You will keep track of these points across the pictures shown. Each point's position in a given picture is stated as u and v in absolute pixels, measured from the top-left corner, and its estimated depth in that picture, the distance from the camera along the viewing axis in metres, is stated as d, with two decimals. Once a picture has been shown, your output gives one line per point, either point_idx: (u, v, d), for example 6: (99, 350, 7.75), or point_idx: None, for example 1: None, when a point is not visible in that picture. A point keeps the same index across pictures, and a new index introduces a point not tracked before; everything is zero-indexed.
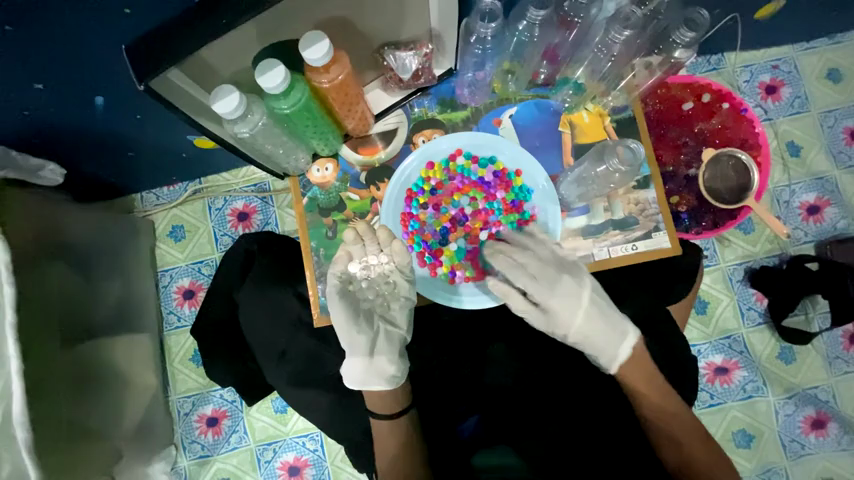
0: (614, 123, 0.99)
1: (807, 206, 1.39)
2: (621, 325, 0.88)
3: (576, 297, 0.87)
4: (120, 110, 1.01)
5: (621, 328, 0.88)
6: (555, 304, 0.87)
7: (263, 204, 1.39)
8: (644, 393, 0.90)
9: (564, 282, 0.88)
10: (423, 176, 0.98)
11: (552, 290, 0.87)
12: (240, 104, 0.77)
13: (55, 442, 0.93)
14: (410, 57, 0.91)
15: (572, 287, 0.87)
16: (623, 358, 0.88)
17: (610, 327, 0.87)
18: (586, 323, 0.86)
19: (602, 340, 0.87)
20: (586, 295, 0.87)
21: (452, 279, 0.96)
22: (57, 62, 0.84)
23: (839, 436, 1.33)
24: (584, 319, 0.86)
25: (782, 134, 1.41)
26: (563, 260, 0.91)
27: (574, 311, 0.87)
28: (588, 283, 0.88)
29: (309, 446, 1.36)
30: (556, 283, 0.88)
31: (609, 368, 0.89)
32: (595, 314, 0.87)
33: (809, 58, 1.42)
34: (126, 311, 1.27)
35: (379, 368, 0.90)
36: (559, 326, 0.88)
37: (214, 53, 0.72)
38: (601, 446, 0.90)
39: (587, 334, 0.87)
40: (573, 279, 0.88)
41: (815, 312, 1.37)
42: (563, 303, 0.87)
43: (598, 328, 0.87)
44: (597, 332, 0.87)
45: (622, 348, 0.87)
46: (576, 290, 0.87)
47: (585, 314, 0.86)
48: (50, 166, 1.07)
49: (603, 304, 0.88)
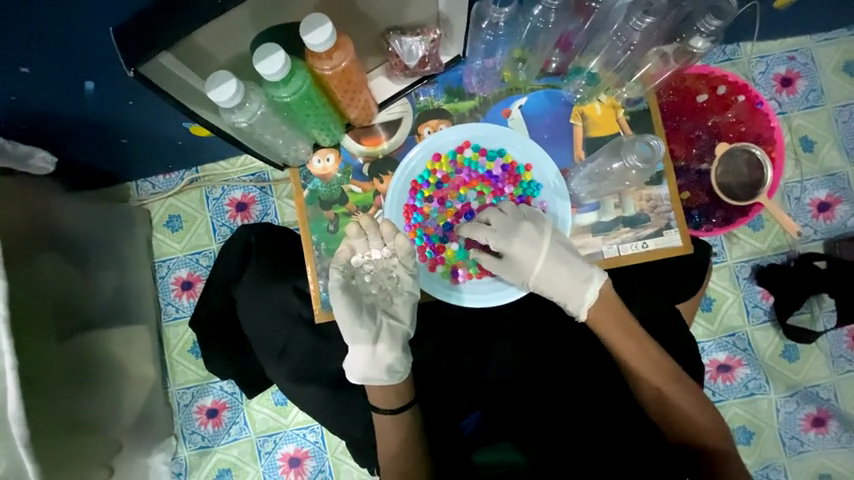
0: (627, 116, 0.96)
1: (817, 203, 1.36)
2: (585, 269, 0.87)
3: (536, 244, 0.88)
4: (113, 94, 0.97)
5: (587, 273, 0.87)
6: (514, 252, 0.89)
7: (263, 194, 1.36)
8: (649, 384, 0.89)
9: (526, 229, 0.88)
10: (428, 168, 0.95)
11: (511, 238, 0.88)
12: (238, 91, 0.73)
13: (51, 438, 0.88)
14: (417, 43, 0.88)
15: (532, 234, 0.88)
16: (590, 303, 0.87)
17: (574, 272, 0.87)
18: (546, 270, 0.88)
19: (565, 286, 0.88)
20: (546, 242, 0.88)
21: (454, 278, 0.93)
22: (45, 43, 0.80)
23: (838, 434, 1.31)
24: (543, 265, 0.87)
25: (796, 128, 1.37)
26: (526, 209, 0.91)
27: (533, 258, 0.88)
28: (548, 231, 0.89)
29: (310, 438, 1.34)
30: (516, 231, 0.89)
31: (579, 314, 0.89)
32: (555, 261, 0.87)
33: (825, 49, 1.38)
34: (122, 302, 1.23)
35: (381, 360, 0.88)
36: (523, 275, 0.89)
37: (209, 37, 0.69)
38: (610, 441, 0.87)
39: (549, 280, 0.88)
40: (533, 226, 0.89)
41: (821, 311, 1.34)
42: (520, 249, 0.88)
43: (560, 274, 0.87)
44: (559, 278, 0.88)
45: (587, 293, 0.87)
46: (537, 238, 0.88)
47: (545, 260, 0.87)
48: (40, 154, 1.05)
49: (565, 251, 0.88)
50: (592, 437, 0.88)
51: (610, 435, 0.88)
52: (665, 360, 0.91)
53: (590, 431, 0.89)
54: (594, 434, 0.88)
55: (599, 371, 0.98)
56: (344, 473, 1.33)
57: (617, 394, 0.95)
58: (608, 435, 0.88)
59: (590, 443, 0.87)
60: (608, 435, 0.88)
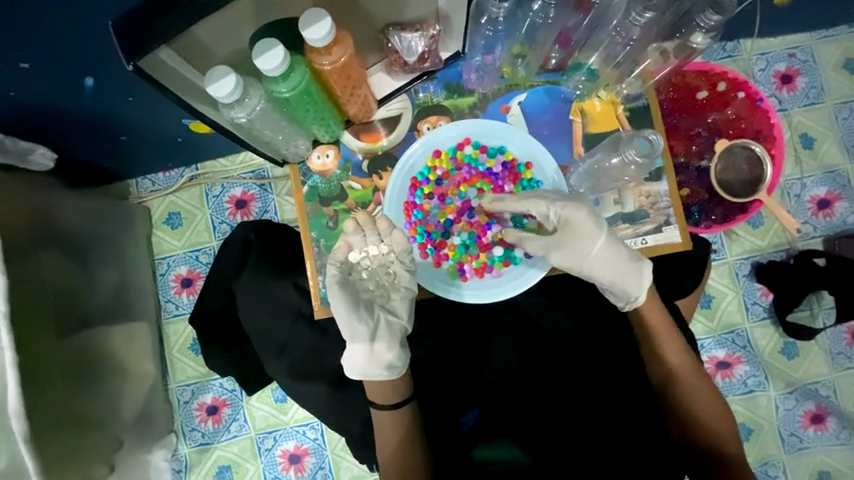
0: (627, 113, 0.96)
1: (817, 200, 1.36)
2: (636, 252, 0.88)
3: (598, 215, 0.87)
4: (112, 90, 0.97)
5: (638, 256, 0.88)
6: (575, 225, 0.86)
7: (263, 191, 1.36)
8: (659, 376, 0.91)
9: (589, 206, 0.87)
10: (428, 165, 0.95)
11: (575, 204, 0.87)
12: (237, 86, 0.73)
13: (52, 434, 0.88)
14: (416, 39, 0.87)
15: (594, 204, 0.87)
16: (647, 286, 0.87)
17: (631, 253, 0.87)
18: (611, 247, 0.86)
19: (627, 259, 0.86)
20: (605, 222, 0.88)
21: (461, 275, 0.93)
22: (43, 38, 0.79)
23: (837, 431, 1.31)
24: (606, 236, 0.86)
25: (796, 125, 1.37)
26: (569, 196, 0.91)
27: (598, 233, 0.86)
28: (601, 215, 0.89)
29: (310, 435, 1.34)
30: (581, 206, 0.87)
31: (636, 294, 0.88)
32: (616, 239, 0.87)
33: (826, 46, 1.38)
34: (122, 299, 1.23)
35: (379, 356, 0.88)
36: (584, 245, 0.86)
37: (207, 31, 0.69)
38: (611, 443, 0.88)
39: (612, 257, 0.86)
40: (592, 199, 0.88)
41: (820, 308, 1.34)
42: (585, 219, 0.86)
43: (622, 251, 0.86)
44: (622, 255, 0.86)
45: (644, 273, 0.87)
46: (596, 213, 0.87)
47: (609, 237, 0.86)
48: (40, 150, 1.05)
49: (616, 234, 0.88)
50: (596, 433, 0.90)
51: (612, 431, 0.89)
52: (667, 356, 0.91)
53: (594, 427, 0.90)
54: (599, 430, 0.90)
55: (603, 367, 0.97)
56: (343, 470, 1.33)
57: (623, 394, 0.94)
58: (611, 431, 0.90)
59: (592, 441, 0.89)
60: (612, 432, 0.89)
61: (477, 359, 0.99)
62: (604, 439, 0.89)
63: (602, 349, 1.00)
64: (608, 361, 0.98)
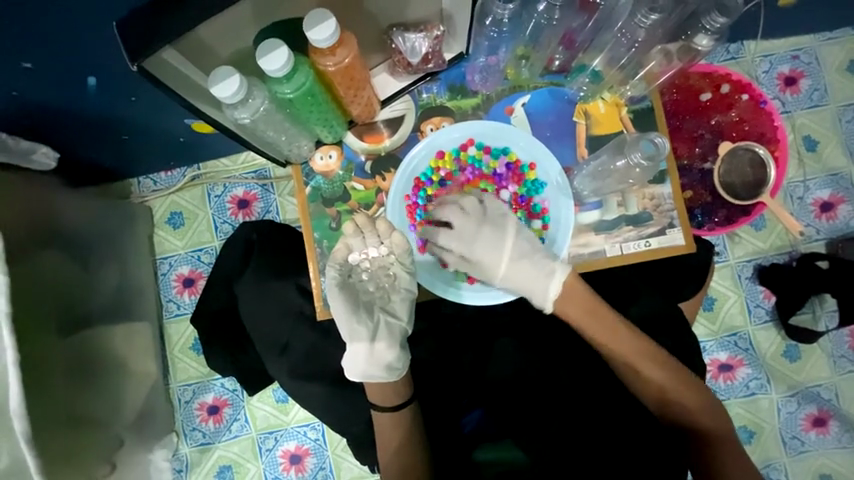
0: (630, 115, 0.96)
1: (819, 203, 1.35)
2: (546, 264, 0.86)
3: (498, 247, 0.87)
4: (115, 90, 0.97)
5: (549, 268, 0.86)
6: (477, 260, 0.88)
7: (264, 191, 1.35)
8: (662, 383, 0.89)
9: (486, 232, 0.87)
10: (432, 166, 0.94)
11: (473, 243, 0.87)
12: (241, 87, 0.73)
13: (53, 434, 0.88)
14: (420, 39, 0.86)
15: (492, 237, 0.87)
16: (554, 297, 0.86)
17: (536, 270, 0.86)
18: (510, 272, 0.86)
19: (527, 286, 0.86)
20: (509, 243, 0.87)
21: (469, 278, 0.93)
22: (46, 37, 0.79)
23: (839, 434, 1.31)
24: (505, 267, 0.86)
25: (799, 127, 1.37)
26: (489, 211, 0.89)
27: (497, 260, 0.87)
28: (511, 231, 0.88)
29: (311, 435, 1.33)
30: (477, 236, 0.87)
31: (547, 311, 0.88)
32: (518, 259, 0.86)
33: (830, 49, 1.37)
34: (124, 299, 1.23)
35: (379, 357, 0.88)
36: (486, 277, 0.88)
37: (211, 32, 0.68)
38: (612, 440, 0.87)
39: (513, 281, 0.87)
40: (493, 229, 0.87)
41: (823, 311, 1.34)
42: (479, 257, 0.87)
43: (524, 273, 0.86)
44: (523, 277, 0.86)
45: (550, 288, 0.86)
46: (499, 239, 0.87)
47: (508, 261, 0.86)
48: (41, 150, 1.04)
49: (530, 247, 0.87)
50: (600, 434, 0.88)
51: (616, 430, 0.89)
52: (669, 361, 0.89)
53: (595, 428, 0.89)
54: (600, 430, 0.89)
55: (602, 375, 0.97)
56: (344, 470, 1.33)
57: (618, 395, 0.94)
58: (614, 431, 0.89)
59: (595, 442, 0.87)
60: (609, 429, 0.89)
61: (479, 360, 0.99)
62: (606, 439, 0.87)
63: (601, 351, 0.99)
64: (607, 364, 0.98)
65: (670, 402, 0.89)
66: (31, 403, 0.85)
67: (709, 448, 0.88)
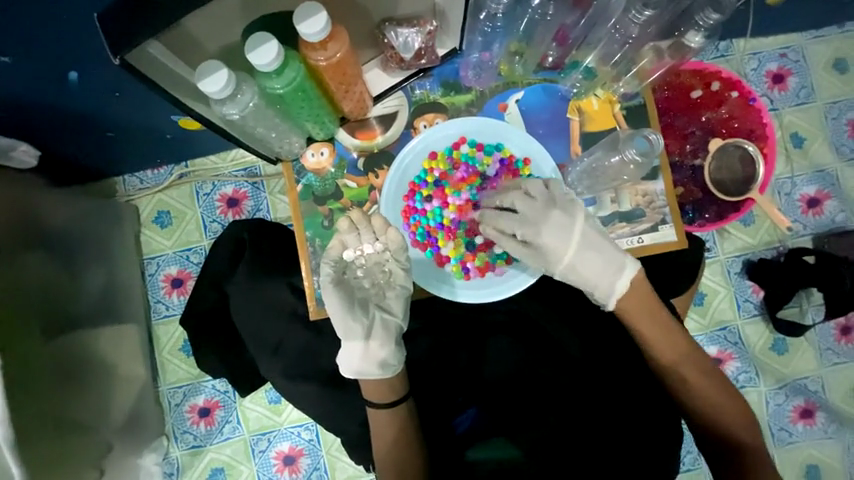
0: (623, 111, 0.96)
1: (807, 199, 1.36)
2: (617, 257, 0.84)
3: (568, 233, 0.84)
4: (99, 85, 0.95)
5: (620, 262, 0.85)
6: (543, 248, 0.85)
7: (254, 189, 1.34)
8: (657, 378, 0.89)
9: (555, 217, 0.84)
10: (425, 167, 0.94)
11: (540, 229, 0.84)
12: (229, 82, 0.72)
13: (38, 440, 0.86)
14: (413, 34, 0.85)
15: (564, 222, 0.84)
16: (620, 293, 0.85)
17: (606, 263, 0.84)
18: (578, 261, 0.84)
19: (597, 275, 0.84)
20: (579, 228, 0.84)
21: (466, 275, 0.93)
22: (28, 31, 0.78)
23: (825, 425, 1.32)
24: (575, 255, 0.84)
25: (787, 124, 1.37)
26: (557, 196, 0.86)
27: (564, 247, 0.84)
28: (580, 217, 0.84)
29: (305, 436, 1.33)
30: (545, 220, 0.84)
31: (605, 303, 0.86)
32: (586, 250, 0.84)
33: (817, 46, 1.38)
34: (111, 299, 1.21)
35: (374, 354, 0.87)
36: (551, 264, 0.86)
37: (200, 25, 0.67)
38: (615, 438, 0.86)
39: (581, 270, 0.85)
40: (564, 214, 0.84)
41: (810, 304, 1.35)
42: (549, 243, 0.84)
43: (592, 262, 0.84)
44: (592, 267, 0.84)
45: (618, 282, 0.84)
46: (569, 223, 0.84)
47: (576, 249, 0.84)
48: (21, 147, 1.03)
49: (597, 236, 0.85)
50: (602, 431, 0.87)
51: (618, 426, 0.88)
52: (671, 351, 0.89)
53: (598, 426, 0.88)
54: (602, 427, 0.88)
55: (601, 370, 0.95)
56: (339, 470, 1.32)
57: (622, 391, 0.92)
58: (615, 426, 0.88)
59: (595, 439, 0.86)
60: (612, 426, 0.88)
61: (474, 360, 0.99)
62: (606, 435, 0.87)
63: (601, 350, 0.98)
64: (608, 363, 0.96)
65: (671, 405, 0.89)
66: (16, 409, 0.83)
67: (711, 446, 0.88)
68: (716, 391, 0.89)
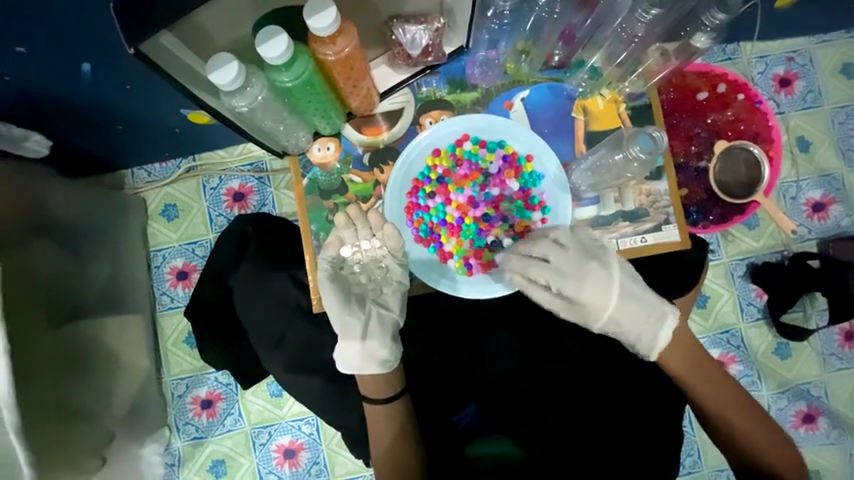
0: (629, 111, 0.96)
1: (812, 203, 1.36)
2: (658, 307, 0.86)
3: (606, 283, 0.85)
4: (109, 77, 0.96)
5: (660, 312, 0.86)
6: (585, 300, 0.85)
7: (261, 184, 1.35)
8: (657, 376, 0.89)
9: (593, 268, 0.85)
10: (428, 164, 0.95)
11: (580, 281, 0.85)
12: (239, 75, 0.73)
13: (42, 425, 0.87)
14: (420, 31, 0.85)
15: (601, 273, 0.85)
16: (664, 342, 0.86)
17: (647, 313, 0.85)
18: (621, 312, 0.85)
19: (639, 326, 0.85)
20: (614, 280, 0.85)
21: (469, 271, 0.93)
22: (40, 22, 0.79)
23: (828, 430, 1.33)
24: (615, 307, 0.84)
25: (793, 128, 1.37)
26: (589, 244, 0.87)
27: (606, 300, 0.85)
28: (616, 267, 0.86)
29: (305, 430, 1.33)
30: (582, 271, 0.85)
31: (647, 354, 0.87)
32: (627, 300, 0.85)
33: (824, 50, 1.38)
34: (117, 291, 1.22)
35: (372, 351, 0.88)
36: (589, 317, 0.86)
37: (211, 18, 0.68)
38: (613, 440, 0.88)
39: (620, 320, 0.85)
40: (600, 265, 0.85)
41: (814, 310, 1.35)
42: (591, 294, 0.85)
43: (633, 312, 0.85)
44: (631, 316, 0.85)
45: (663, 331, 0.85)
46: (606, 275, 0.85)
47: (617, 301, 0.84)
48: (35, 137, 1.05)
49: (635, 287, 0.86)
50: (595, 423, 0.91)
51: (613, 417, 0.91)
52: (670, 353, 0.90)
53: (592, 417, 0.91)
54: (596, 419, 0.91)
55: (597, 364, 0.97)
56: (338, 465, 1.33)
57: (610, 381, 0.96)
58: (610, 415, 0.91)
59: (591, 431, 0.90)
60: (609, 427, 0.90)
61: (473, 358, 0.99)
62: (602, 426, 0.90)
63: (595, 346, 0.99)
64: (601, 357, 0.98)
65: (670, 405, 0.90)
66: (22, 395, 0.84)
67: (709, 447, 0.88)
68: (714, 391, 0.89)
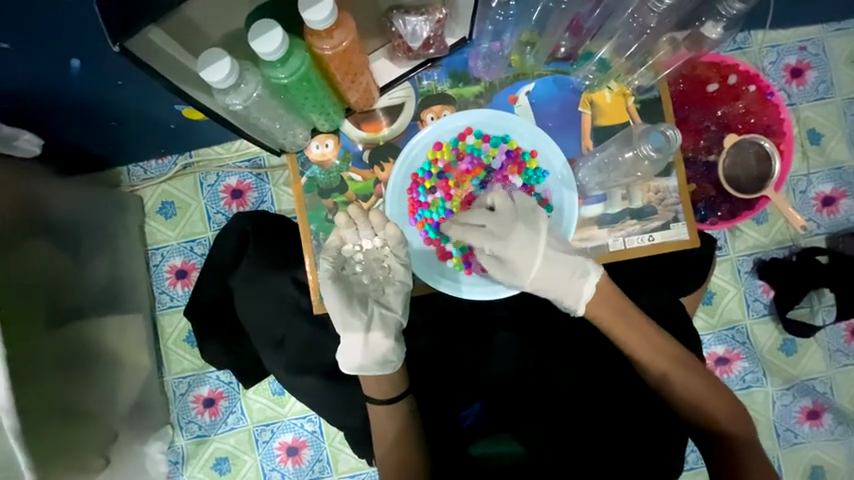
0: (637, 105, 0.93)
1: (822, 197, 1.33)
2: (580, 262, 0.83)
3: (532, 246, 0.83)
4: (99, 74, 0.93)
5: (582, 268, 0.84)
6: (511, 260, 0.84)
7: (258, 181, 1.32)
8: (668, 377, 0.87)
9: (520, 232, 0.84)
10: (429, 158, 0.92)
11: (505, 242, 0.83)
12: (232, 71, 0.70)
13: (45, 426, 0.85)
14: (421, 22, 0.81)
15: (528, 236, 0.83)
16: (588, 299, 0.84)
17: (570, 269, 0.83)
18: (544, 271, 0.83)
19: (561, 285, 0.83)
20: (541, 241, 0.83)
21: (467, 270, 0.91)
22: (24, 17, 0.76)
23: (832, 426, 1.30)
24: (538, 266, 0.83)
25: (804, 120, 1.34)
26: (519, 206, 0.86)
27: (529, 259, 0.83)
28: (543, 229, 0.84)
29: (308, 428, 1.31)
30: (512, 234, 0.84)
31: (575, 310, 0.85)
32: (552, 259, 0.83)
33: (837, 39, 1.35)
34: (116, 290, 1.20)
35: (374, 347, 0.85)
36: (516, 274, 0.84)
37: (201, 13, 0.65)
38: (626, 442, 0.86)
39: (544, 279, 0.83)
40: (528, 227, 0.84)
41: (820, 305, 1.32)
42: (515, 254, 0.83)
43: (556, 272, 0.83)
44: (556, 275, 0.83)
45: (583, 289, 0.83)
46: (534, 238, 0.83)
47: (541, 262, 0.83)
48: (25, 136, 1.00)
49: (560, 249, 0.84)
50: (599, 417, 0.88)
51: (617, 414, 0.88)
52: (678, 351, 0.88)
53: (595, 417, 0.88)
54: (600, 418, 0.88)
55: (599, 364, 0.95)
56: (341, 462, 1.31)
57: (615, 386, 0.92)
58: (615, 413, 0.88)
59: (594, 430, 0.86)
60: (625, 427, 0.87)
61: (479, 356, 0.96)
62: (606, 423, 0.87)
63: (602, 350, 0.97)
64: (603, 356, 0.96)
65: (685, 405, 0.87)
66: (22, 397, 0.82)
67: (729, 451, 0.85)
68: (718, 387, 0.88)
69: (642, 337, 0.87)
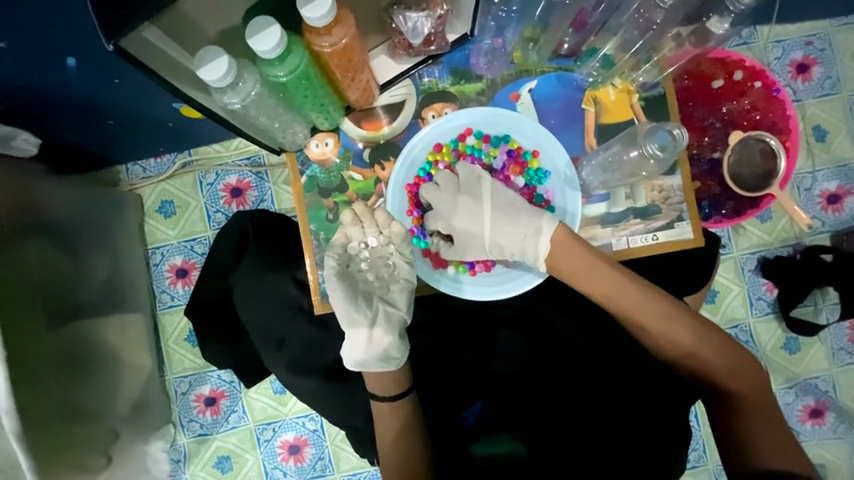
0: (642, 102, 0.92)
1: (826, 195, 1.32)
2: (531, 222, 0.82)
3: (473, 216, 0.85)
4: (95, 71, 0.92)
5: (536, 226, 0.82)
6: (461, 236, 0.86)
7: (259, 179, 1.31)
8: None
9: (463, 203, 0.85)
10: (430, 159, 0.91)
11: (449, 220, 0.86)
12: (229, 70, 0.69)
13: (46, 427, 0.84)
14: (422, 18, 0.79)
15: (468, 207, 0.85)
16: (549, 256, 0.83)
17: (521, 228, 0.83)
18: (496, 238, 0.84)
19: (516, 245, 0.83)
20: (485, 210, 0.85)
21: (473, 271, 0.90)
22: (18, 15, 0.75)
23: (834, 424, 1.29)
24: (488, 235, 0.84)
25: (809, 117, 1.33)
26: (462, 179, 0.87)
27: (478, 229, 0.85)
28: (487, 197, 0.85)
29: (310, 426, 1.30)
30: (454, 210, 0.86)
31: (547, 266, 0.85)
32: (498, 225, 0.84)
33: (842, 35, 1.33)
34: (116, 290, 1.19)
35: (377, 345, 0.84)
36: (474, 247, 0.86)
37: (197, 9, 0.64)
38: (631, 443, 0.84)
39: (503, 243, 0.84)
40: (468, 199, 0.85)
41: (825, 304, 1.31)
42: (462, 230, 0.86)
43: (506, 236, 0.83)
44: (511, 235, 0.83)
45: (540, 247, 0.82)
46: (473, 209, 0.85)
47: (489, 230, 0.84)
48: (22, 135, 0.99)
49: (505, 211, 0.84)
50: (599, 416, 0.87)
51: (620, 411, 0.87)
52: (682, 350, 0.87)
53: (600, 416, 0.87)
54: (605, 416, 0.86)
55: (605, 361, 0.93)
56: (343, 460, 1.30)
57: (621, 382, 0.90)
58: (619, 410, 0.87)
59: (593, 428, 0.86)
60: (631, 429, 0.85)
61: (480, 356, 0.95)
62: (605, 419, 0.86)
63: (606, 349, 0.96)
64: (607, 357, 0.94)
65: None
66: (23, 398, 0.81)
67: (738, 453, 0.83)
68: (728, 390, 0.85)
69: (648, 335, 0.86)
